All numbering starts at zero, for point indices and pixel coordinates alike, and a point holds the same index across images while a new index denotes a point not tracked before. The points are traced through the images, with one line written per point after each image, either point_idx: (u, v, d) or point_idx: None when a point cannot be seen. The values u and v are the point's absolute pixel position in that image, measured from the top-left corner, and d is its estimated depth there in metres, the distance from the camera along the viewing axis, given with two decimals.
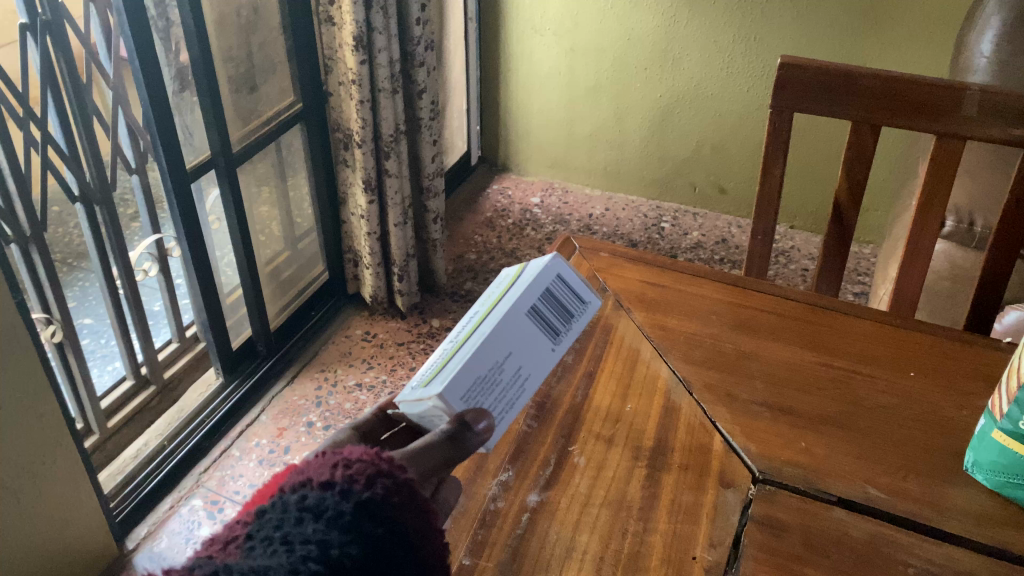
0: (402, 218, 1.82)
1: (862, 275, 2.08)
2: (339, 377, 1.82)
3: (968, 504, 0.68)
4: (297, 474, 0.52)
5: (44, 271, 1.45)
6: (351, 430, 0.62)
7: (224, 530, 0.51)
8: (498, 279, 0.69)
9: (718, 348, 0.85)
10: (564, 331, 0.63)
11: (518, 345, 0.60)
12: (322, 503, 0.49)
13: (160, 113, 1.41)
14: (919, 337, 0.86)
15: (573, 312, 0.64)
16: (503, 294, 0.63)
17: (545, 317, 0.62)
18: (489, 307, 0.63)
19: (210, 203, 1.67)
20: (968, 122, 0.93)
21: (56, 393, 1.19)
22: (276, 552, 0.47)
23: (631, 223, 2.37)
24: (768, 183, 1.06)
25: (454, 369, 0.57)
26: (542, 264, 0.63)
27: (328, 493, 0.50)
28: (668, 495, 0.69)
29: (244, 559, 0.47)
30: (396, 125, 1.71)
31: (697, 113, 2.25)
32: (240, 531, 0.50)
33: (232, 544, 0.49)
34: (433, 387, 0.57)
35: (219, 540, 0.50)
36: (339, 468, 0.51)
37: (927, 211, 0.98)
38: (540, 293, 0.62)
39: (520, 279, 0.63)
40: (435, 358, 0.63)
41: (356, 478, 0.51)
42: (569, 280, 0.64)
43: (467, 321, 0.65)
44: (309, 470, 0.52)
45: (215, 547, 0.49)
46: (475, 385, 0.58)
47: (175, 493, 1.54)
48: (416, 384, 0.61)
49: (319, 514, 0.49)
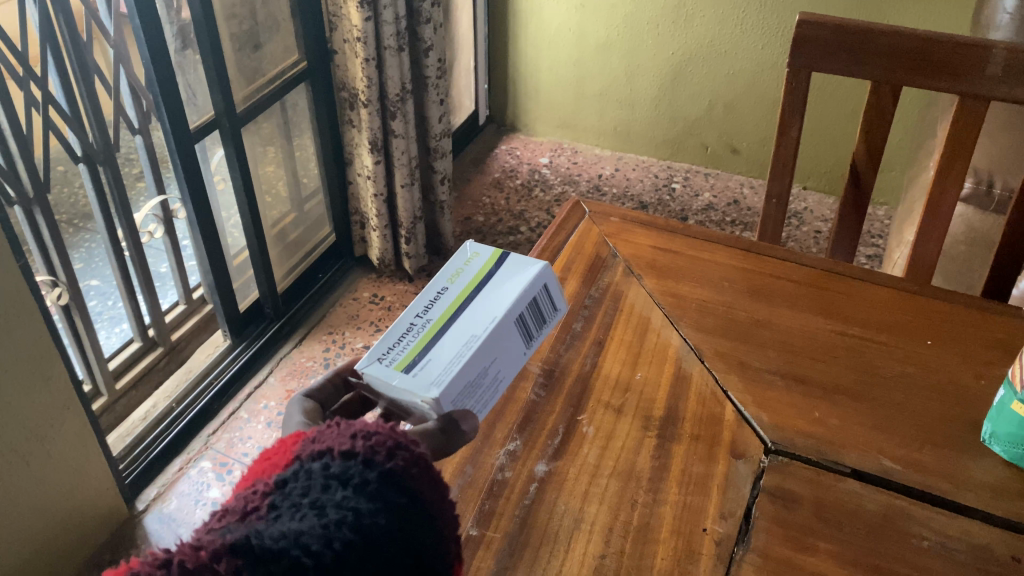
0: (409, 179, 1.80)
1: (876, 238, 2.05)
2: (347, 340, 1.81)
3: (985, 476, 0.67)
4: (312, 442, 0.51)
5: (47, 232, 1.43)
6: (312, 401, 0.60)
7: (239, 499, 0.49)
8: (469, 261, 0.69)
9: (730, 315, 0.84)
10: (537, 335, 0.66)
11: (502, 351, 0.62)
12: (347, 471, 0.49)
13: (161, 71, 1.38)
14: (936, 304, 0.84)
15: (548, 319, 0.68)
16: (488, 294, 0.65)
17: (527, 325, 0.65)
18: (475, 303, 0.64)
19: (215, 163, 1.65)
20: (992, 82, 0.90)
21: (62, 356, 1.19)
22: (305, 516, 0.46)
23: (641, 184, 2.34)
24: (784, 145, 1.03)
25: (450, 372, 0.58)
26: (534, 273, 0.66)
27: (351, 462, 0.49)
28: (678, 465, 0.68)
29: (271, 525, 0.46)
30: (402, 85, 1.68)
31: (709, 71, 2.21)
32: (260, 500, 0.48)
33: (253, 514, 0.47)
34: (423, 386, 0.58)
35: (235, 509, 0.48)
36: (359, 438, 0.50)
37: (947, 174, 0.95)
38: (528, 304, 0.65)
39: (510, 284, 0.65)
40: (405, 334, 0.62)
41: (376, 449, 0.50)
42: (551, 290, 0.67)
43: (441, 303, 0.65)
44: (326, 439, 0.51)
45: (233, 517, 0.48)
46: (463, 390, 0.59)
47: (185, 454, 1.55)
48: (391, 363, 0.60)
49: (345, 481, 0.48)
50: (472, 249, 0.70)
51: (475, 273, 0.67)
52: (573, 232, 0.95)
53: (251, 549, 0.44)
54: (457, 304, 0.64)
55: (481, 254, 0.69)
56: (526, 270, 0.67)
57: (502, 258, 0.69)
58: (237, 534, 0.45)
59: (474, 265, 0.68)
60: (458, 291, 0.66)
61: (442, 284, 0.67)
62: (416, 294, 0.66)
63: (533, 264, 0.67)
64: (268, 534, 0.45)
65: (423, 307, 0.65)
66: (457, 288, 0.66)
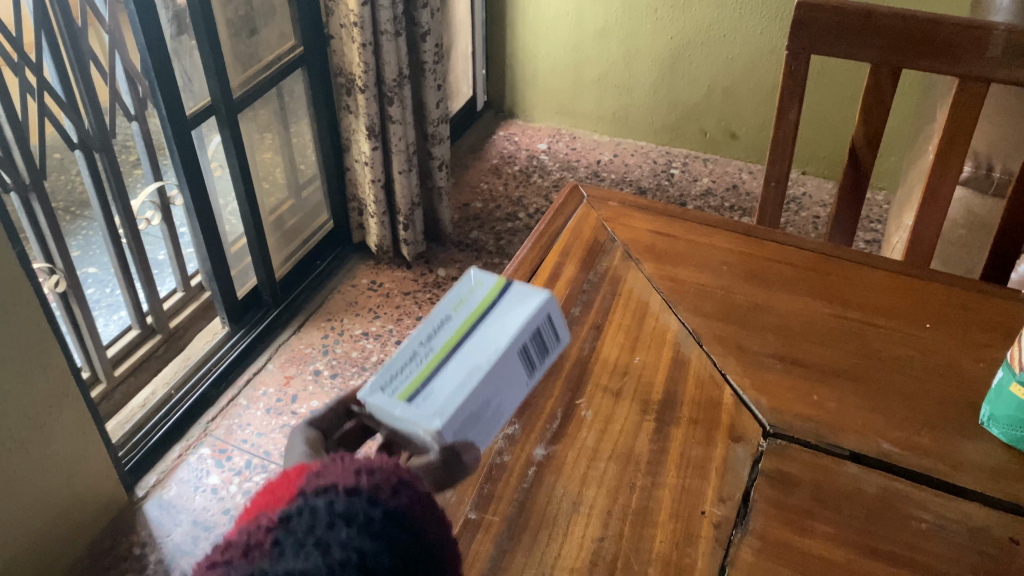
0: (407, 165, 1.79)
1: (874, 223, 2.05)
2: (345, 326, 1.81)
3: (984, 458, 0.67)
4: (316, 476, 0.46)
5: (44, 220, 1.43)
6: (314, 429, 0.58)
7: (240, 534, 0.44)
8: (474, 287, 0.62)
9: (729, 299, 0.83)
10: (541, 365, 0.60)
11: (505, 382, 0.56)
12: (353, 508, 0.44)
13: (157, 56, 1.37)
14: (935, 287, 0.84)
15: (551, 350, 0.61)
16: (496, 321, 0.59)
17: (530, 355, 0.58)
18: (482, 329, 0.58)
19: (211, 149, 1.64)
20: (993, 64, 0.89)
21: (60, 343, 1.19)
22: (309, 555, 0.41)
23: (639, 170, 2.34)
24: (783, 129, 1.03)
25: (452, 403, 0.53)
26: (540, 302, 0.59)
27: (357, 499, 0.44)
28: (677, 449, 0.68)
29: (274, 562, 0.41)
30: (399, 70, 1.67)
31: (708, 56, 2.20)
32: (263, 536, 0.43)
33: (255, 550, 0.42)
34: (426, 418, 0.52)
35: (236, 545, 0.43)
36: (364, 475, 0.46)
37: (946, 157, 0.95)
38: (533, 334, 0.58)
39: (520, 310, 0.59)
40: (407, 361, 0.57)
41: (381, 486, 0.46)
42: (556, 320, 0.60)
43: (446, 328, 0.59)
44: (329, 474, 0.47)
45: (232, 553, 0.42)
46: (464, 422, 0.54)
47: (184, 441, 1.55)
48: (391, 393, 0.54)
49: (349, 518, 0.43)
50: (478, 273, 0.64)
51: (484, 297, 0.61)
52: (572, 216, 0.95)
53: None
54: (464, 330, 0.58)
55: (487, 281, 0.62)
56: (534, 297, 0.60)
57: (510, 283, 0.62)
58: None
59: (479, 292, 0.62)
60: (461, 319, 0.59)
61: (446, 310, 0.60)
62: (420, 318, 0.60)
63: (541, 291, 0.60)
64: None
65: (427, 333, 0.59)
66: (460, 316, 0.60)
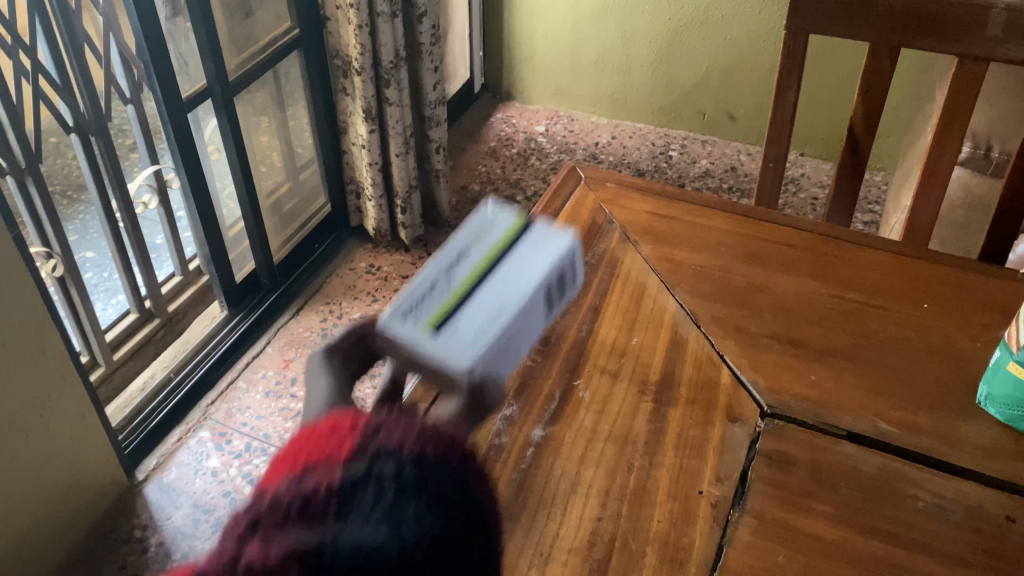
0: (404, 147, 1.79)
1: (873, 204, 2.05)
2: (344, 310, 1.81)
3: (980, 437, 0.67)
4: (374, 432, 0.46)
5: (41, 204, 1.43)
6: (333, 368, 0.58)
7: (294, 478, 0.43)
8: (491, 223, 0.67)
9: (727, 280, 0.83)
10: (550, 306, 0.67)
11: (527, 320, 0.63)
12: (418, 479, 0.45)
13: (152, 38, 1.36)
14: (933, 268, 0.84)
15: (557, 292, 0.69)
16: (515, 258, 0.64)
17: (546, 295, 0.66)
18: (501, 269, 0.63)
19: (208, 132, 1.64)
20: (992, 43, 0.89)
21: (58, 328, 1.19)
22: (380, 523, 0.42)
23: (638, 152, 2.33)
24: (781, 109, 1.02)
25: (484, 336, 0.58)
26: (561, 246, 0.66)
27: (421, 468, 0.45)
28: (674, 429, 0.68)
29: (341, 525, 0.42)
30: (395, 52, 1.66)
31: (706, 37, 2.19)
32: (323, 488, 0.43)
33: (316, 505, 0.42)
34: (459, 352, 0.57)
35: (293, 492, 0.43)
36: (425, 441, 0.47)
37: (945, 137, 0.94)
38: (552, 274, 0.65)
39: (537, 255, 0.65)
40: (430, 290, 0.61)
41: (441, 454, 0.47)
42: (569, 265, 0.67)
43: (465, 264, 0.64)
44: (388, 432, 0.46)
45: (292, 503, 0.42)
46: (493, 356, 0.59)
47: (183, 425, 1.55)
48: (421, 319, 0.59)
49: (420, 489, 0.44)
50: (492, 211, 0.69)
51: (498, 236, 0.66)
52: (570, 197, 0.95)
53: (330, 560, 0.40)
54: (482, 266, 0.63)
55: (503, 218, 0.68)
56: (552, 241, 0.67)
57: (525, 220, 0.68)
58: (312, 540, 0.40)
59: (497, 229, 0.67)
60: (482, 254, 0.65)
61: (464, 246, 0.65)
62: (437, 251, 0.65)
63: (559, 238, 0.67)
64: (347, 547, 0.41)
65: (445, 267, 0.64)
66: (480, 251, 0.65)
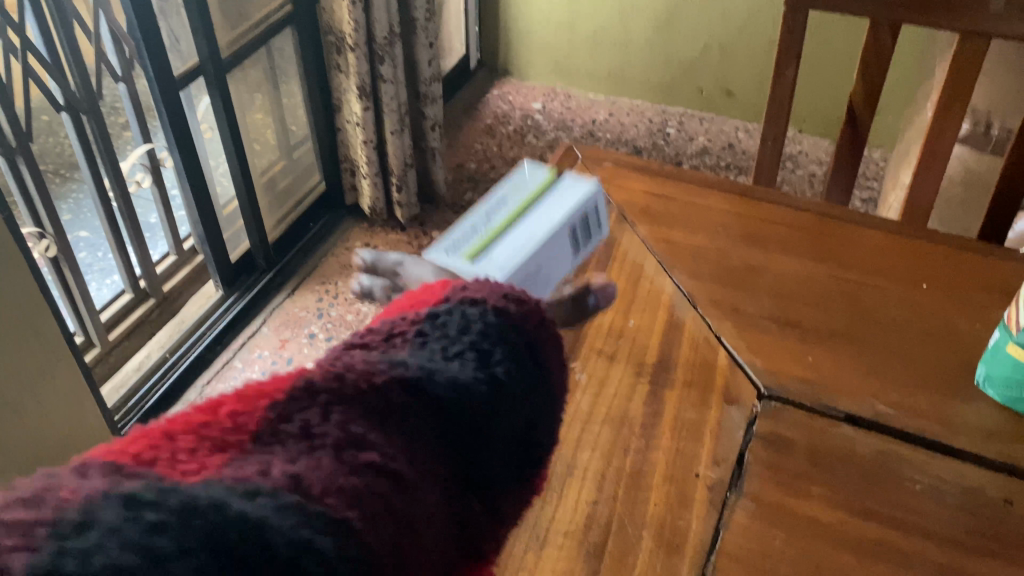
0: (399, 125, 1.77)
1: (871, 181, 2.04)
2: (340, 290, 1.80)
3: (979, 419, 0.67)
4: (463, 287, 0.46)
5: (32, 183, 1.41)
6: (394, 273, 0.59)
7: (383, 323, 0.44)
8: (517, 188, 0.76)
9: (725, 261, 0.83)
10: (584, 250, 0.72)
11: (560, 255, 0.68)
12: (500, 332, 0.45)
13: (143, 16, 1.34)
14: (931, 247, 0.83)
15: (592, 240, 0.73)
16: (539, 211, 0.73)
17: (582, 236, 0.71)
18: (532, 213, 0.66)
19: (201, 111, 1.62)
20: (994, 20, 0.88)
21: (52, 310, 1.18)
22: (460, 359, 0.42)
23: (635, 129, 2.31)
24: (781, 87, 1.01)
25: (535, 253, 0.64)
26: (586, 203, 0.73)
27: (504, 323, 0.45)
28: (671, 412, 0.68)
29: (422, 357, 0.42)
30: (390, 28, 1.64)
31: (704, 13, 2.16)
32: (407, 326, 0.43)
33: (399, 337, 0.43)
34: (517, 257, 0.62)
35: (380, 331, 0.43)
36: (512, 299, 0.47)
37: (946, 116, 0.93)
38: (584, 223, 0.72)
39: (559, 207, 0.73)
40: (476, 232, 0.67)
41: (528, 315, 0.46)
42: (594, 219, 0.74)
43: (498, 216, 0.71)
44: (473, 287, 0.47)
45: (376, 337, 0.43)
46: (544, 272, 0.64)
47: (179, 406, 1.55)
48: (461, 251, 0.61)
49: (500, 338, 0.44)
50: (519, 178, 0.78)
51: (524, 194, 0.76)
52: None
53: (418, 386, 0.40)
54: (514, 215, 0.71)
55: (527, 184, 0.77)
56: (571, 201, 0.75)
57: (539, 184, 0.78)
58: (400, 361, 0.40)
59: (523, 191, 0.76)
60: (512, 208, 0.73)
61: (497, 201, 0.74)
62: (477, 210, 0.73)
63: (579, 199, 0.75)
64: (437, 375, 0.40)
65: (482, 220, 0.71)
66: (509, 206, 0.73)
